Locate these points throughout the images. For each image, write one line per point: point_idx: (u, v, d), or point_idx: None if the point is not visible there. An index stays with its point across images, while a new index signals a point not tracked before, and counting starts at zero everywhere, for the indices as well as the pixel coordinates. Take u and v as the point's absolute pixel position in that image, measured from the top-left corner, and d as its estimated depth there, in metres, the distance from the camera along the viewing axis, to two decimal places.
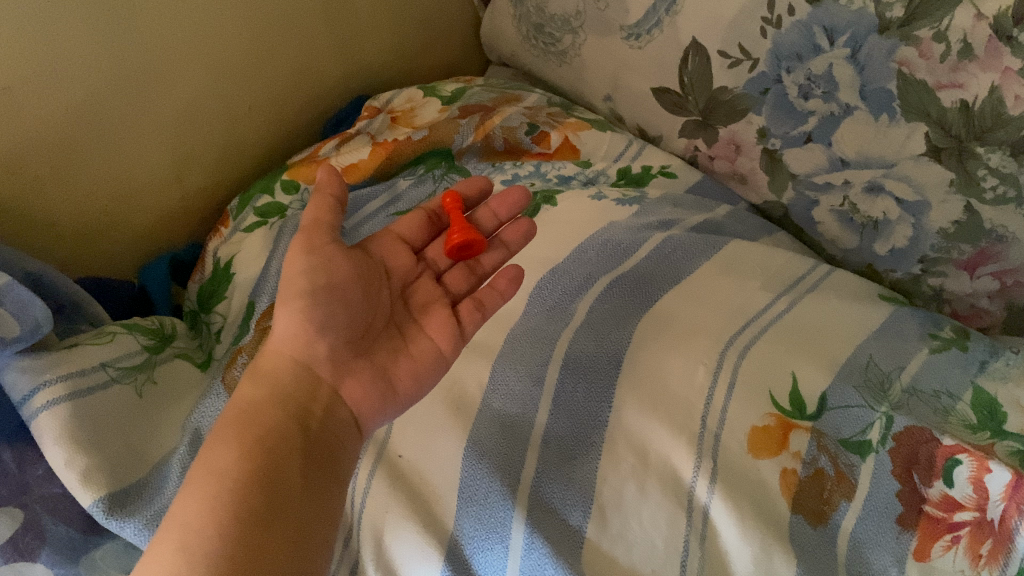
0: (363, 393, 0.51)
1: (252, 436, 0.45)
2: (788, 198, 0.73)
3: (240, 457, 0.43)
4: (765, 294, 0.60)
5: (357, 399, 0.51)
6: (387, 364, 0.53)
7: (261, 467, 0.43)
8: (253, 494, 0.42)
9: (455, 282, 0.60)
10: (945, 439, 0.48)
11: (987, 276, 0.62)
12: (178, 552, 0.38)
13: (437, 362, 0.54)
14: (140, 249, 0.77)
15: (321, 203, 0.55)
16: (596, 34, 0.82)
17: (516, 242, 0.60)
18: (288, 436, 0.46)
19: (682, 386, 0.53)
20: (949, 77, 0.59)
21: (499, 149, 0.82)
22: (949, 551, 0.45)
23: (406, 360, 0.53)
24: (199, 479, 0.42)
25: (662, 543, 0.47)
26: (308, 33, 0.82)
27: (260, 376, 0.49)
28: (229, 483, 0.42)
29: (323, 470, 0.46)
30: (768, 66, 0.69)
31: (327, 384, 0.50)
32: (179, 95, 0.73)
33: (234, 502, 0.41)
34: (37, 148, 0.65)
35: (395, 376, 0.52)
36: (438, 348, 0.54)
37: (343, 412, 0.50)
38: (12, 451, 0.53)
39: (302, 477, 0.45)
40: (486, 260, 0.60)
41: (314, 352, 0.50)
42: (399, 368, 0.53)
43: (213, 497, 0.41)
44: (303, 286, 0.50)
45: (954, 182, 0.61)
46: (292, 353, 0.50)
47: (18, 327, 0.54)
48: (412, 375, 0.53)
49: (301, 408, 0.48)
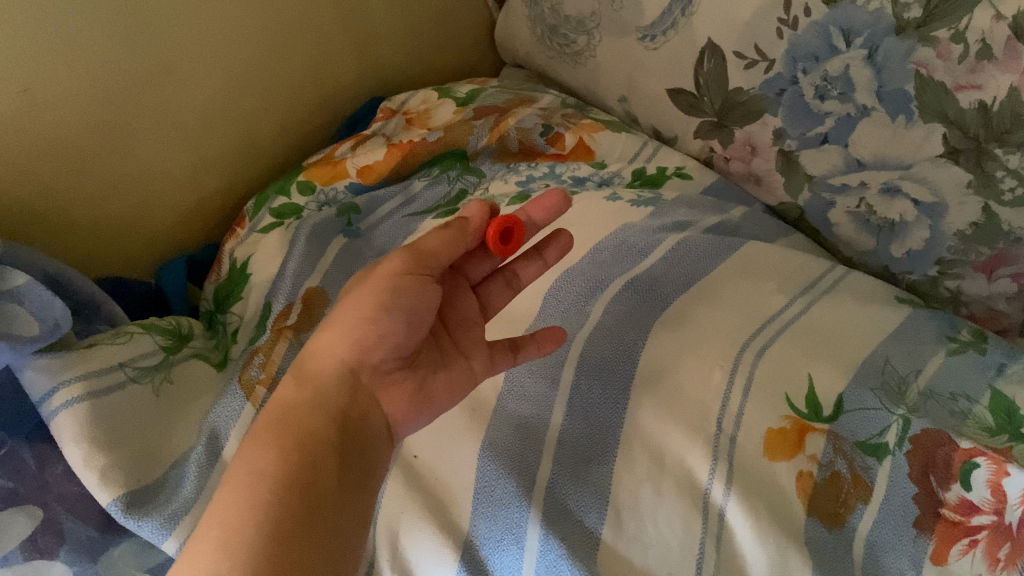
0: (402, 403, 0.49)
1: (291, 437, 0.44)
2: (804, 200, 0.72)
3: (279, 458, 0.43)
4: (781, 296, 0.59)
5: (393, 409, 0.49)
6: (427, 376, 0.50)
7: (299, 471, 0.43)
8: (291, 495, 0.42)
9: (494, 296, 0.55)
10: (963, 442, 0.48)
11: (1005, 278, 0.62)
12: (218, 550, 0.39)
13: (469, 383, 0.52)
14: (158, 249, 0.78)
15: (451, 248, 0.49)
16: (611, 35, 0.82)
17: (554, 255, 0.55)
18: (326, 438, 0.45)
19: (698, 389, 0.53)
20: (967, 78, 0.59)
21: (513, 151, 0.82)
22: (966, 555, 0.45)
23: (443, 373, 0.51)
24: (237, 482, 0.42)
25: (677, 545, 0.47)
26: (324, 36, 0.83)
27: (307, 379, 0.47)
28: (269, 484, 0.42)
29: (360, 475, 0.45)
30: (784, 66, 0.68)
31: (365, 389, 0.48)
32: (198, 99, 0.74)
33: (272, 502, 0.41)
34: (57, 150, 0.66)
35: (432, 388, 0.50)
36: (472, 368, 0.52)
37: (378, 417, 0.48)
38: (32, 450, 0.53)
39: (336, 476, 0.44)
40: (525, 273, 0.56)
41: (365, 359, 0.48)
42: (437, 383, 0.50)
43: (252, 499, 0.41)
44: (382, 299, 0.47)
45: (972, 183, 0.61)
46: (341, 355, 0.47)
47: (37, 326, 0.55)
48: (447, 390, 0.51)
49: (340, 411, 0.46)
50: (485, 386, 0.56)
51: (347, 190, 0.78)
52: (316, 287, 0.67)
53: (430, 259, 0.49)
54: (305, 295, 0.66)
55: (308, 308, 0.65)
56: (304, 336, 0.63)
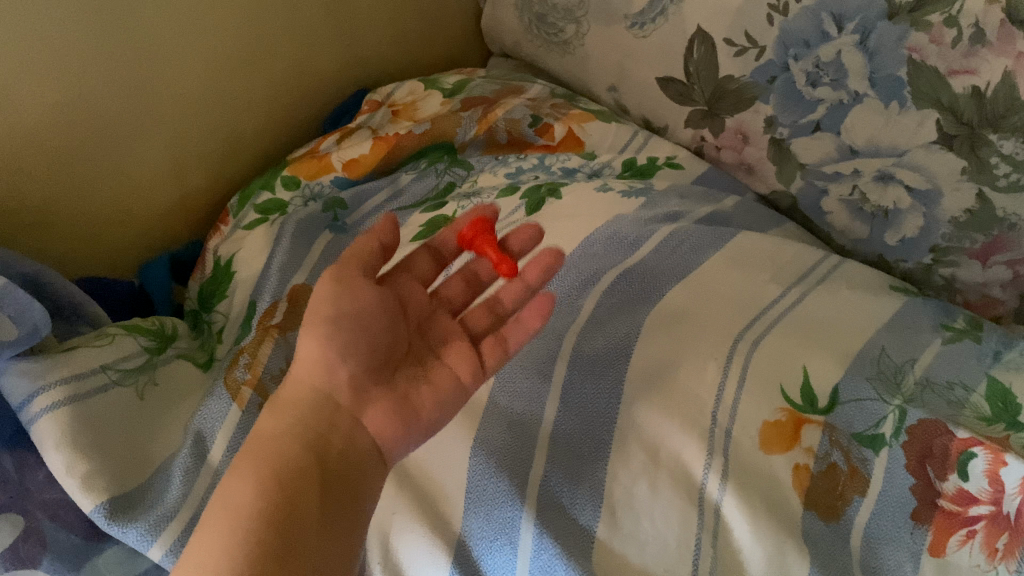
0: (387, 421, 0.47)
1: (265, 469, 0.42)
2: (797, 188, 0.71)
3: (256, 493, 0.41)
4: (775, 286, 0.58)
5: (378, 428, 0.46)
6: (410, 391, 0.48)
7: (277, 503, 0.41)
8: (270, 531, 0.40)
9: (474, 318, 0.54)
10: (960, 431, 0.47)
11: (1000, 265, 0.62)
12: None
13: (457, 393, 0.50)
14: (141, 248, 0.76)
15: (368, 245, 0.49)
16: (599, 23, 0.81)
17: (535, 278, 0.53)
18: (305, 469, 0.43)
19: (693, 382, 0.52)
20: (961, 63, 0.58)
21: (503, 143, 0.81)
22: (965, 545, 0.45)
23: (427, 386, 0.49)
24: (215, 517, 0.40)
25: (674, 542, 0.46)
26: (307, 27, 0.81)
27: (283, 407, 0.45)
28: (245, 519, 0.40)
29: (345, 506, 0.43)
30: (775, 53, 0.68)
31: (347, 413, 0.46)
32: (177, 93, 0.73)
33: (250, 539, 0.39)
34: (33, 147, 0.64)
35: (417, 402, 0.48)
36: (458, 377, 0.50)
37: (365, 440, 0.46)
38: (13, 456, 0.52)
39: (317, 510, 0.42)
40: (506, 297, 0.54)
41: (334, 380, 0.46)
42: (422, 397, 0.49)
43: (231, 536, 0.39)
44: (327, 312, 0.45)
45: (966, 170, 0.60)
46: (313, 380, 0.46)
47: (16, 330, 0.53)
48: (435, 402, 0.49)
49: (319, 436, 0.44)
50: None
51: (332, 183, 0.76)
52: (301, 284, 0.66)
53: (361, 259, 0.48)
54: (291, 293, 0.65)
55: (293, 304, 0.64)
56: (290, 334, 0.61)
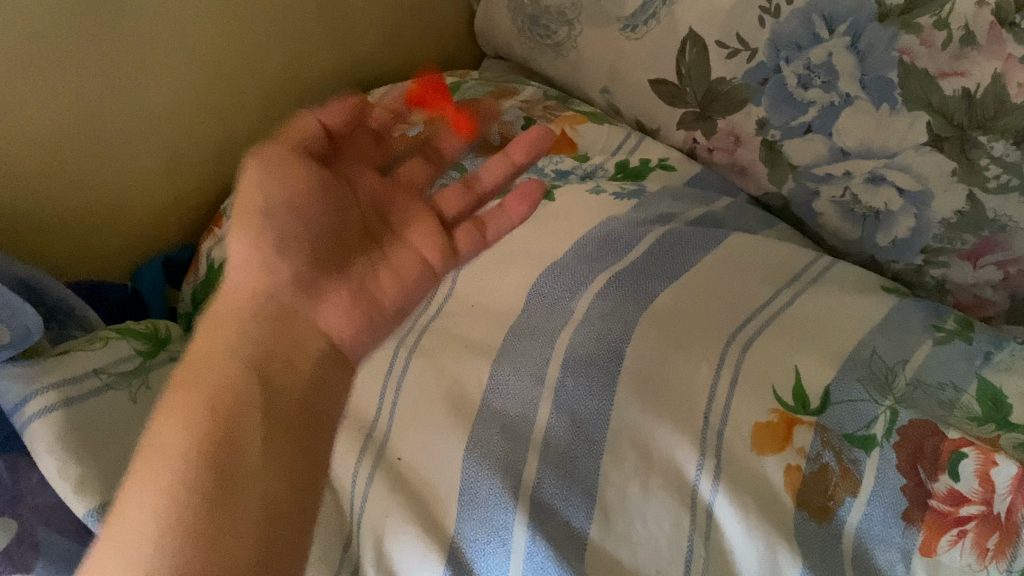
0: (342, 314, 0.53)
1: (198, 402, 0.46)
2: (788, 189, 0.72)
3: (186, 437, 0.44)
4: (766, 288, 0.59)
5: (333, 324, 0.53)
6: (365, 276, 0.55)
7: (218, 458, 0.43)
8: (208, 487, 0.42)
9: (449, 199, 0.60)
10: (950, 432, 0.47)
11: (990, 266, 0.62)
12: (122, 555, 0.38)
13: (422, 270, 0.57)
14: (134, 251, 0.76)
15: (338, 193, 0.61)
16: (592, 25, 0.82)
17: (519, 157, 0.61)
18: (243, 400, 0.46)
19: (684, 383, 0.52)
20: (951, 65, 0.58)
21: (495, 145, 0.79)
22: (955, 547, 0.45)
23: (386, 269, 0.56)
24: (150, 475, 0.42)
25: (666, 544, 0.47)
26: (300, 30, 0.82)
27: (217, 321, 0.51)
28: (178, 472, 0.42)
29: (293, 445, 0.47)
30: (766, 56, 0.68)
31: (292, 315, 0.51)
32: (170, 97, 0.73)
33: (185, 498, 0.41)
34: (26, 149, 0.64)
35: (378, 286, 0.55)
36: (423, 257, 0.57)
37: (315, 347, 0.52)
38: (5, 463, 0.52)
39: (256, 459, 0.45)
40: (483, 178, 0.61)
41: (276, 280, 0.51)
42: (381, 280, 0.56)
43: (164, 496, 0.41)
44: (259, 207, 0.50)
45: (957, 171, 0.60)
46: (252, 284, 0.51)
47: (8, 334, 0.53)
48: (397, 287, 0.56)
49: (259, 364, 0.48)
50: (470, 383, 0.56)
51: None
52: None
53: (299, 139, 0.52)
54: None
55: None
56: None
